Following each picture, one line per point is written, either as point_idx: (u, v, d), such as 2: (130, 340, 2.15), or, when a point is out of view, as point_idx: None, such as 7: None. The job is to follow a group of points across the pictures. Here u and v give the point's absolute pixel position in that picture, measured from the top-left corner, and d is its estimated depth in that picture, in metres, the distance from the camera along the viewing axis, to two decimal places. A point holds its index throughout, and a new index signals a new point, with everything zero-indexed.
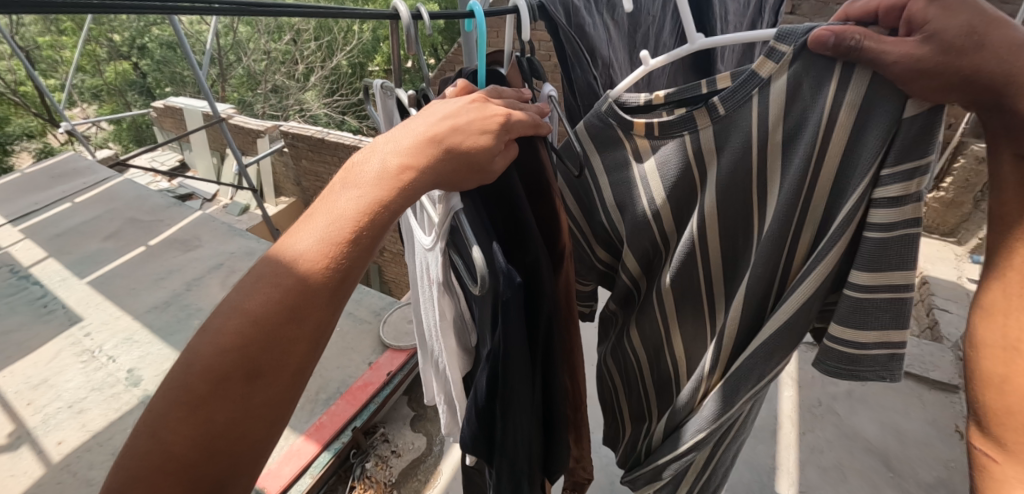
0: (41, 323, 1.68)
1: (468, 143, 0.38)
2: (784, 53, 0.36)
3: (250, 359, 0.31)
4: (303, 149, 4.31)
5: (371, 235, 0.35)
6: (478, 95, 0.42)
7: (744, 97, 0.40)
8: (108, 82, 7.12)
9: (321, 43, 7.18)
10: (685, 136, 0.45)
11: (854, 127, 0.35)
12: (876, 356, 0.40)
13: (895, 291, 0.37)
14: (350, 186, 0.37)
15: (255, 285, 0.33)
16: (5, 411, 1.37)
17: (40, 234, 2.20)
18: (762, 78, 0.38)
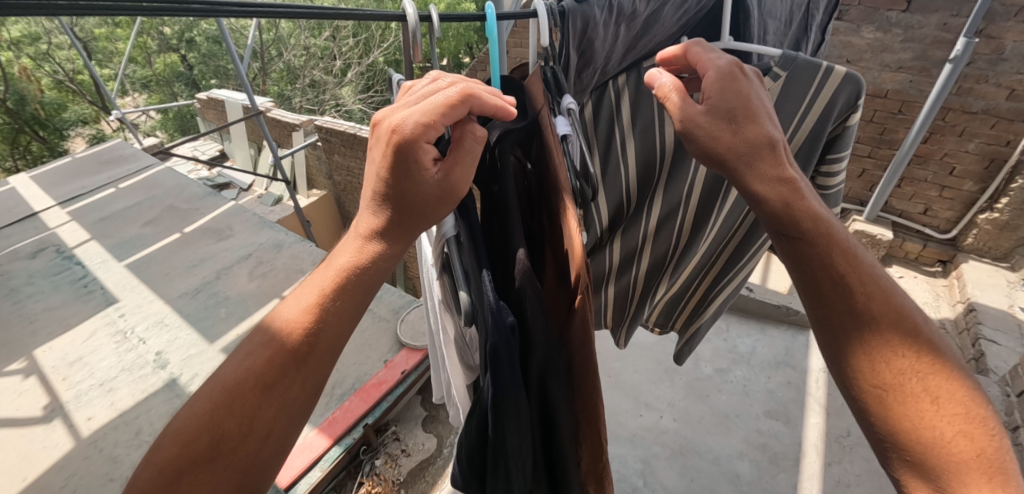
0: (81, 303, 1.77)
1: (396, 185, 0.42)
2: (778, 71, 0.56)
3: (214, 424, 0.40)
4: (335, 144, 4.40)
5: (342, 302, 0.44)
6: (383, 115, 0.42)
7: (749, 97, 0.59)
8: (158, 73, 7.51)
9: (359, 40, 7.35)
10: None
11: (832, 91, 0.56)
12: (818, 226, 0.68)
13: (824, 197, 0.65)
14: (325, 268, 0.47)
15: (238, 360, 0.43)
16: (44, 385, 1.46)
17: (86, 217, 2.32)
18: (764, 88, 0.58)
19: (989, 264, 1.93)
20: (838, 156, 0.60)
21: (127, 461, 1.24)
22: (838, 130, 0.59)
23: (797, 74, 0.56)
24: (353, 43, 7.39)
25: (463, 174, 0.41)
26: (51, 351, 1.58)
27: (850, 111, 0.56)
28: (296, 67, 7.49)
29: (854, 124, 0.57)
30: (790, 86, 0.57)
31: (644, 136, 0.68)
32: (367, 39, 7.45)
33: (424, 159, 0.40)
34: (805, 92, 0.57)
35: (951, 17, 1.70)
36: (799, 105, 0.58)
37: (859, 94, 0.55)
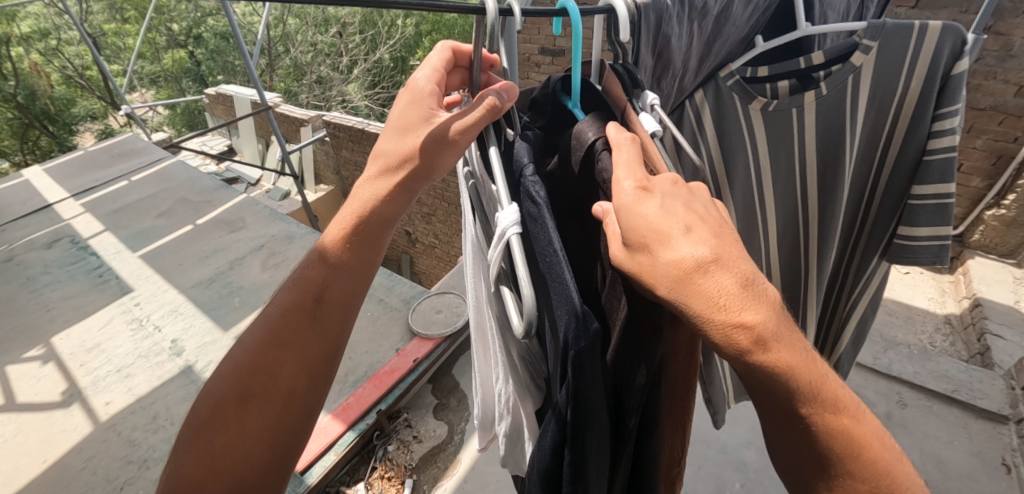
0: (97, 291, 1.81)
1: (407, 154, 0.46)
2: (868, 46, 0.59)
3: (267, 347, 0.48)
4: (343, 139, 4.43)
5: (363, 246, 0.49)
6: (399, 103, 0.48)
7: (844, 78, 0.62)
8: (166, 69, 7.60)
9: (366, 37, 7.41)
10: (793, 110, 0.66)
11: (932, 50, 0.58)
12: (929, 247, 0.65)
13: (939, 197, 0.62)
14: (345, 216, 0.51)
15: (286, 292, 0.50)
16: (63, 370, 1.49)
17: (100, 209, 2.36)
18: (855, 66, 0.61)
19: (995, 261, 1.92)
20: (952, 109, 0.59)
21: (145, 444, 1.27)
22: (943, 86, 0.59)
23: (888, 39, 0.59)
24: (360, 40, 7.46)
25: (468, 117, 0.42)
26: (69, 337, 1.62)
27: (955, 60, 0.58)
28: (302, 63, 7.57)
29: (963, 71, 0.58)
30: (885, 55, 0.59)
31: (738, 143, 0.70)
32: (374, 36, 7.51)
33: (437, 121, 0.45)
34: (906, 59, 0.59)
35: (960, 13, 1.70)
36: (900, 62, 0.59)
37: (962, 41, 0.57)
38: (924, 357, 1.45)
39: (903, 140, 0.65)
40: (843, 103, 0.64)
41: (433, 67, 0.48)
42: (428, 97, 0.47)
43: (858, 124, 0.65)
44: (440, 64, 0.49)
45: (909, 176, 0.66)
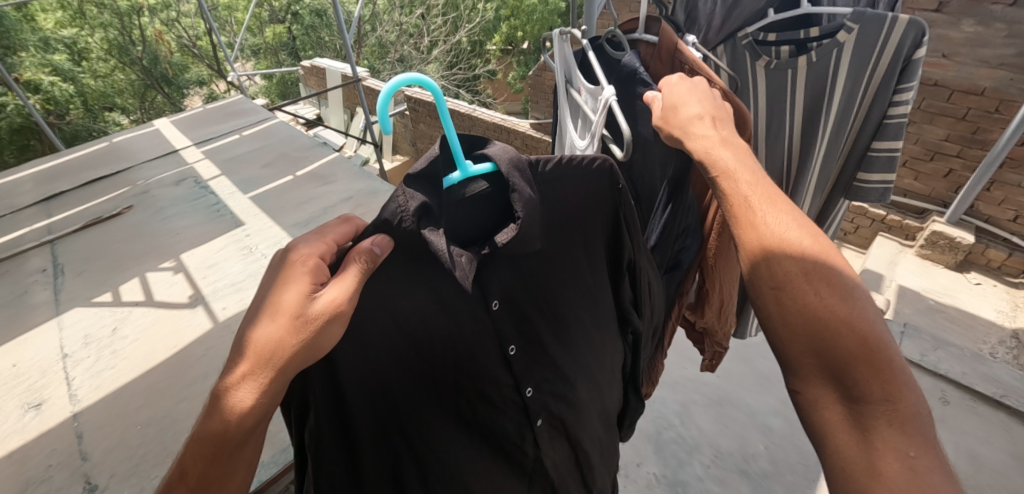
0: (215, 222, 2.15)
1: (273, 333, 0.53)
2: (850, 27, 0.89)
3: None
4: (422, 113, 4.96)
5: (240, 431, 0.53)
6: (277, 268, 0.57)
7: (828, 50, 0.92)
8: (267, 42, 8.41)
9: (447, 20, 7.87)
10: (795, 64, 0.96)
11: (901, 35, 0.87)
12: (876, 190, 1.03)
13: (889, 151, 0.98)
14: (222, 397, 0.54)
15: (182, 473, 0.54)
16: (190, 280, 1.82)
17: (216, 156, 2.74)
18: (839, 41, 0.91)
19: (1008, 283, 2.48)
20: (908, 86, 0.91)
21: None
22: (905, 67, 0.90)
23: (868, 25, 0.88)
24: (441, 22, 7.93)
25: (335, 288, 0.54)
26: (194, 255, 1.95)
27: (916, 48, 0.88)
28: (386, 42, 8.03)
29: (920, 56, 0.88)
30: (864, 33, 0.89)
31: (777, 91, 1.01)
32: (455, 19, 7.97)
33: (308, 288, 0.55)
34: (884, 41, 0.89)
35: None
36: (874, 43, 0.89)
37: (923, 34, 0.86)
38: (974, 359, 1.91)
39: (869, 110, 0.98)
40: (826, 68, 0.94)
41: (315, 236, 0.59)
42: (304, 262, 0.56)
43: (836, 94, 0.97)
44: (326, 246, 0.58)
45: (872, 137, 1.00)
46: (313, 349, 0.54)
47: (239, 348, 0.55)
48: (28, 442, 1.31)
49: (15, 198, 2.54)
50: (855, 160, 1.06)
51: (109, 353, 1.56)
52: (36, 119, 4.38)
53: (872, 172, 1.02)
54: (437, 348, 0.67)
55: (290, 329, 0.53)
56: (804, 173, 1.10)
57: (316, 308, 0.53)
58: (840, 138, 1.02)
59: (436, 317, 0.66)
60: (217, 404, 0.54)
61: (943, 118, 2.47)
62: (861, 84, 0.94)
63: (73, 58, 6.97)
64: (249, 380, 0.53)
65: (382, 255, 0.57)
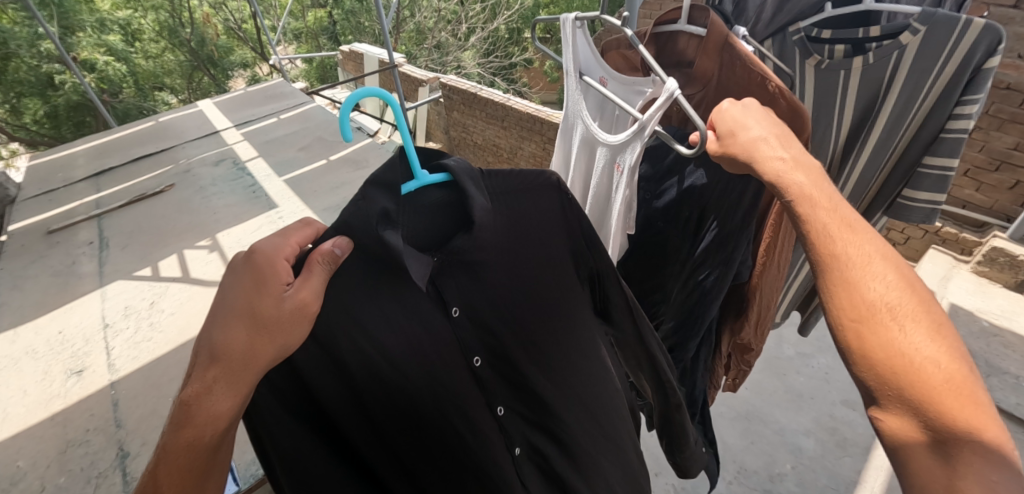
0: (251, 203, 2.21)
1: (237, 343, 0.48)
2: (916, 29, 0.81)
3: None
4: (457, 100, 4.95)
5: (212, 438, 0.48)
6: (235, 270, 0.49)
7: (889, 53, 0.84)
8: (309, 26, 8.58)
9: (486, 6, 7.84)
10: (847, 67, 0.89)
11: (973, 42, 0.79)
12: (922, 208, 0.96)
13: (941, 170, 0.90)
14: (186, 418, 0.47)
15: None
16: (225, 259, 1.88)
17: (255, 139, 2.82)
18: (901, 43, 0.83)
19: None
20: (973, 98, 0.82)
21: None
22: (972, 77, 0.81)
23: (936, 26, 0.80)
24: (479, 9, 7.91)
25: (309, 290, 0.53)
26: (230, 235, 2.01)
27: (988, 56, 0.78)
28: (424, 28, 8.05)
29: (991, 67, 0.79)
30: (929, 37, 0.81)
31: (827, 94, 0.93)
32: (494, 5, 7.95)
33: (278, 287, 0.50)
34: (954, 47, 0.80)
35: None
36: (942, 48, 0.81)
37: (998, 41, 0.77)
38: None
39: (924, 120, 0.89)
40: (884, 72, 0.87)
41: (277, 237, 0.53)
42: (273, 264, 0.50)
43: (890, 101, 0.89)
44: (291, 250, 0.54)
45: (924, 150, 0.93)
46: (279, 353, 0.51)
47: (209, 355, 0.47)
48: (70, 406, 1.40)
49: (70, 173, 2.68)
50: (900, 176, 0.99)
51: (148, 325, 1.63)
52: (91, 97, 4.61)
53: (920, 189, 0.95)
54: (421, 365, 0.64)
55: (258, 334, 0.48)
56: (845, 183, 1.04)
57: (286, 307, 0.50)
58: (888, 149, 0.95)
59: (412, 333, 0.64)
60: (182, 416, 0.46)
61: (1015, 125, 2.27)
62: (920, 92, 0.86)
63: (127, 38, 7.30)
64: (215, 390, 0.47)
65: (343, 256, 0.56)
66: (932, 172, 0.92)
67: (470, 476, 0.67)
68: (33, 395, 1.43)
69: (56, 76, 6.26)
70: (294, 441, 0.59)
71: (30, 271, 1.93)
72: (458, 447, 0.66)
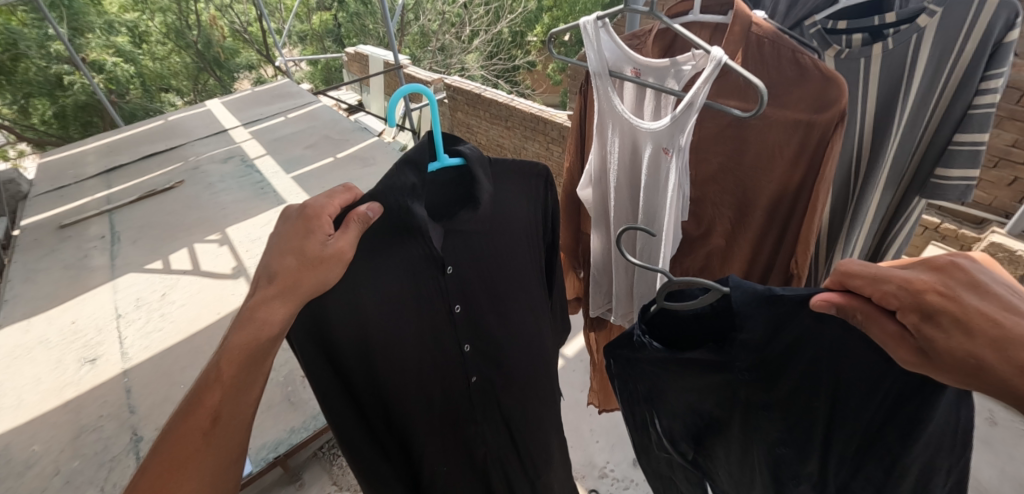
0: (260, 199, 2.25)
1: (292, 266, 0.53)
2: (932, 11, 0.84)
3: (191, 451, 0.49)
4: (461, 102, 5.00)
5: (268, 346, 0.52)
6: (297, 212, 0.56)
7: (907, 37, 0.87)
8: (314, 29, 8.68)
9: (489, 9, 7.94)
10: (866, 55, 0.90)
11: (990, 18, 0.82)
12: (957, 188, 0.94)
13: (973, 146, 0.89)
14: (243, 323, 0.51)
15: (194, 400, 0.50)
16: (234, 252, 1.92)
17: (263, 137, 2.86)
18: (919, 27, 0.85)
19: None
20: (997, 72, 0.84)
21: None
22: (995, 51, 0.84)
23: (951, 7, 0.83)
24: (482, 12, 8.00)
25: (348, 236, 0.57)
26: (238, 229, 2.05)
27: (1009, 30, 0.82)
28: (428, 31, 8.11)
29: (1012, 40, 0.82)
30: (947, 18, 0.84)
31: (850, 84, 0.93)
32: (496, 9, 8.04)
33: (324, 229, 0.55)
34: (971, 25, 0.83)
35: None
36: (960, 27, 0.84)
37: (1016, 15, 0.81)
38: None
39: (952, 97, 0.90)
40: (904, 57, 0.88)
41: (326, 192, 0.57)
42: (323, 210, 0.56)
43: (915, 82, 0.90)
44: (335, 209, 0.57)
45: (955, 128, 0.93)
46: (316, 288, 0.56)
47: (268, 276, 0.53)
48: (82, 393, 1.43)
49: (80, 169, 2.73)
50: (933, 155, 0.98)
51: (159, 316, 1.67)
52: (99, 97, 4.68)
53: (952, 168, 0.93)
54: (417, 312, 0.69)
55: (309, 265, 0.54)
56: (875, 178, 1.02)
57: (331, 246, 0.55)
58: (913, 134, 0.96)
59: (416, 281, 0.69)
60: (245, 322, 0.51)
61: (1012, 122, 2.35)
62: (942, 72, 0.88)
63: (134, 41, 7.39)
64: (272, 303, 0.52)
65: (374, 219, 0.59)
66: (966, 150, 0.91)
67: (434, 410, 0.76)
68: (47, 382, 1.46)
69: (65, 77, 6.36)
70: (310, 358, 0.65)
71: (42, 264, 1.97)
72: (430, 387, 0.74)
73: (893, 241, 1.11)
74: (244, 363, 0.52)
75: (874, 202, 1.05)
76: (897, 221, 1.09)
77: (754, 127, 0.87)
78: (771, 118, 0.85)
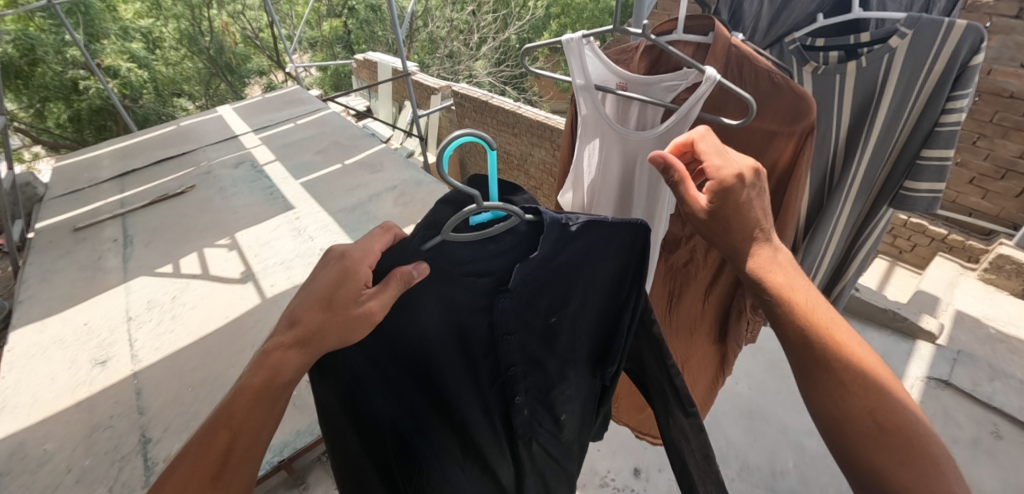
0: (269, 203, 2.29)
1: (312, 320, 0.54)
2: (903, 32, 0.84)
3: (211, 471, 0.55)
4: (468, 108, 5.05)
5: (278, 390, 0.56)
6: (338, 260, 0.56)
7: (879, 56, 0.88)
8: (325, 35, 8.80)
9: (498, 16, 8.03)
10: (839, 75, 0.92)
11: (958, 41, 0.83)
12: (925, 200, 0.98)
13: (940, 161, 0.93)
14: (258, 364, 0.55)
15: (213, 428, 0.55)
16: (242, 256, 1.95)
17: (273, 142, 2.90)
18: (891, 47, 0.86)
19: None
20: (962, 93, 0.86)
21: None
22: (961, 73, 0.85)
23: (924, 29, 0.84)
24: (491, 19, 8.10)
25: (381, 298, 0.55)
26: (248, 234, 2.08)
27: (973, 54, 0.83)
28: (437, 37, 8.20)
29: (975, 64, 0.83)
30: (916, 39, 0.84)
31: (827, 100, 0.95)
32: (505, 15, 8.15)
33: (361, 285, 0.55)
34: (939, 47, 0.84)
35: None
36: (930, 47, 0.85)
37: (981, 40, 0.82)
38: None
39: (919, 115, 0.92)
40: (876, 75, 0.89)
41: (367, 246, 0.57)
42: (361, 265, 0.56)
43: (885, 100, 0.91)
44: (373, 256, 0.57)
45: (922, 144, 0.95)
46: (339, 340, 0.56)
47: (288, 321, 0.55)
48: (95, 393, 1.45)
49: (96, 172, 2.79)
50: (901, 170, 1.01)
51: (169, 318, 1.70)
52: (114, 102, 4.74)
53: (921, 181, 0.97)
54: (412, 332, 0.68)
55: (332, 319, 0.54)
56: (848, 189, 1.03)
57: (360, 308, 0.54)
58: (879, 147, 0.97)
59: (423, 312, 0.67)
60: (261, 360, 0.55)
61: (1019, 133, 2.33)
62: (909, 92, 0.90)
63: (149, 46, 7.51)
64: (287, 349, 0.55)
65: (419, 278, 0.57)
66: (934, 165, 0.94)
67: (389, 426, 0.73)
68: (61, 382, 1.49)
69: (80, 83, 6.48)
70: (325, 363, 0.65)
71: (58, 265, 2.01)
72: (393, 403, 0.72)
73: (863, 243, 1.16)
74: (254, 401, 0.55)
75: (848, 211, 1.08)
76: (868, 230, 1.14)
77: (737, 135, 0.89)
78: (749, 126, 0.86)
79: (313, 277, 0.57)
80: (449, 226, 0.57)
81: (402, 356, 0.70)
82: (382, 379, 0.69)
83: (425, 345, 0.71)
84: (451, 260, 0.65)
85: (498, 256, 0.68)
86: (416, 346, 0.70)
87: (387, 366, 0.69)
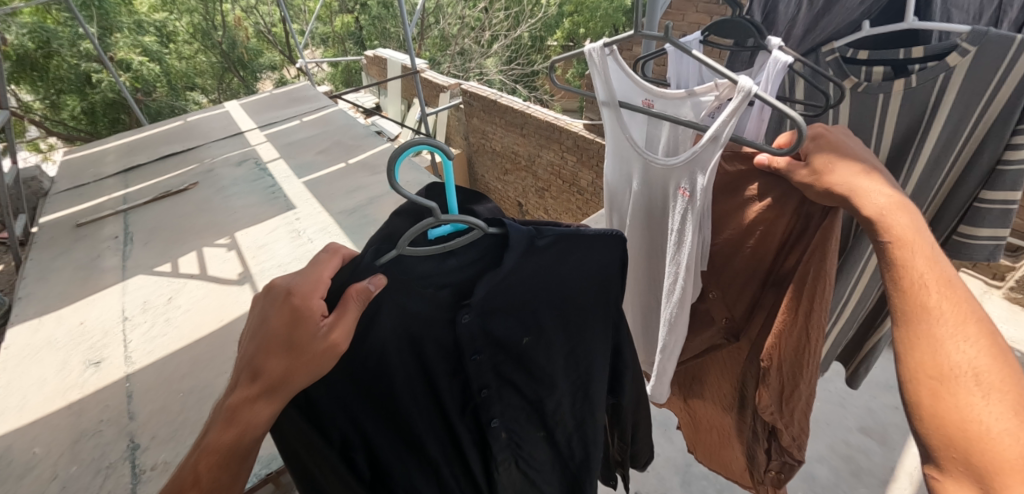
0: (269, 203, 2.26)
1: (271, 364, 0.49)
2: (966, 48, 0.76)
3: None
4: (476, 107, 5.01)
5: (249, 441, 0.50)
6: (283, 297, 0.50)
7: (935, 75, 0.79)
8: (336, 31, 8.79)
9: (509, 14, 7.98)
10: (882, 95, 0.85)
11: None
12: (985, 246, 0.91)
13: (1005, 203, 0.85)
14: (218, 420, 0.48)
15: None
16: (240, 257, 1.92)
17: (276, 141, 2.87)
18: (949, 66, 0.78)
19: None
20: None
21: None
22: None
23: (988, 46, 0.75)
24: (502, 17, 8.05)
25: (345, 323, 0.52)
26: (247, 234, 2.05)
27: None
28: (448, 35, 8.13)
29: None
30: (979, 57, 0.75)
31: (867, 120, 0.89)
32: (517, 13, 8.10)
33: (318, 316, 0.51)
34: (1007, 69, 0.75)
35: None
36: (996, 65, 0.75)
37: None
38: None
39: (975, 151, 0.84)
40: (928, 95, 0.81)
41: (319, 277, 0.53)
42: (313, 296, 0.51)
43: (934, 130, 0.84)
44: (324, 285, 0.53)
45: (980, 184, 0.87)
46: (310, 376, 0.51)
47: (249, 372, 0.49)
48: (86, 396, 1.43)
49: (100, 168, 2.78)
50: (954, 208, 0.93)
51: (163, 320, 1.67)
52: (127, 96, 4.68)
53: (981, 226, 0.90)
54: (380, 358, 0.64)
55: (298, 358, 0.50)
56: None
57: (325, 341, 0.50)
58: (928, 175, 0.89)
59: (389, 336, 0.64)
60: (225, 417, 0.48)
61: None
62: (965, 123, 0.81)
63: (162, 40, 7.53)
64: (254, 403, 0.49)
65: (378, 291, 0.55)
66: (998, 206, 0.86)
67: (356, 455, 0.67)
68: (53, 384, 1.47)
69: (93, 75, 6.50)
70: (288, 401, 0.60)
71: (56, 263, 1.99)
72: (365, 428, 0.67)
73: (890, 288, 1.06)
74: (219, 456, 0.49)
75: None
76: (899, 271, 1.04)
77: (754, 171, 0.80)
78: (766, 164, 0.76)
79: (253, 318, 0.51)
80: (406, 241, 0.54)
81: (372, 382, 0.65)
82: (348, 406, 0.65)
83: (395, 368, 0.66)
84: (409, 271, 0.61)
85: (460, 270, 0.65)
86: (383, 372, 0.66)
87: (354, 393, 0.65)
